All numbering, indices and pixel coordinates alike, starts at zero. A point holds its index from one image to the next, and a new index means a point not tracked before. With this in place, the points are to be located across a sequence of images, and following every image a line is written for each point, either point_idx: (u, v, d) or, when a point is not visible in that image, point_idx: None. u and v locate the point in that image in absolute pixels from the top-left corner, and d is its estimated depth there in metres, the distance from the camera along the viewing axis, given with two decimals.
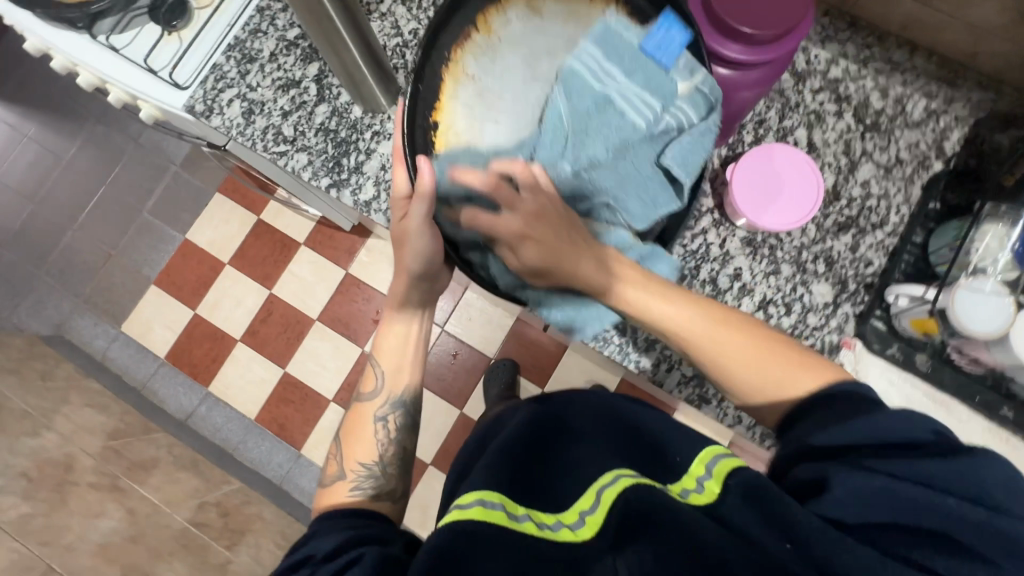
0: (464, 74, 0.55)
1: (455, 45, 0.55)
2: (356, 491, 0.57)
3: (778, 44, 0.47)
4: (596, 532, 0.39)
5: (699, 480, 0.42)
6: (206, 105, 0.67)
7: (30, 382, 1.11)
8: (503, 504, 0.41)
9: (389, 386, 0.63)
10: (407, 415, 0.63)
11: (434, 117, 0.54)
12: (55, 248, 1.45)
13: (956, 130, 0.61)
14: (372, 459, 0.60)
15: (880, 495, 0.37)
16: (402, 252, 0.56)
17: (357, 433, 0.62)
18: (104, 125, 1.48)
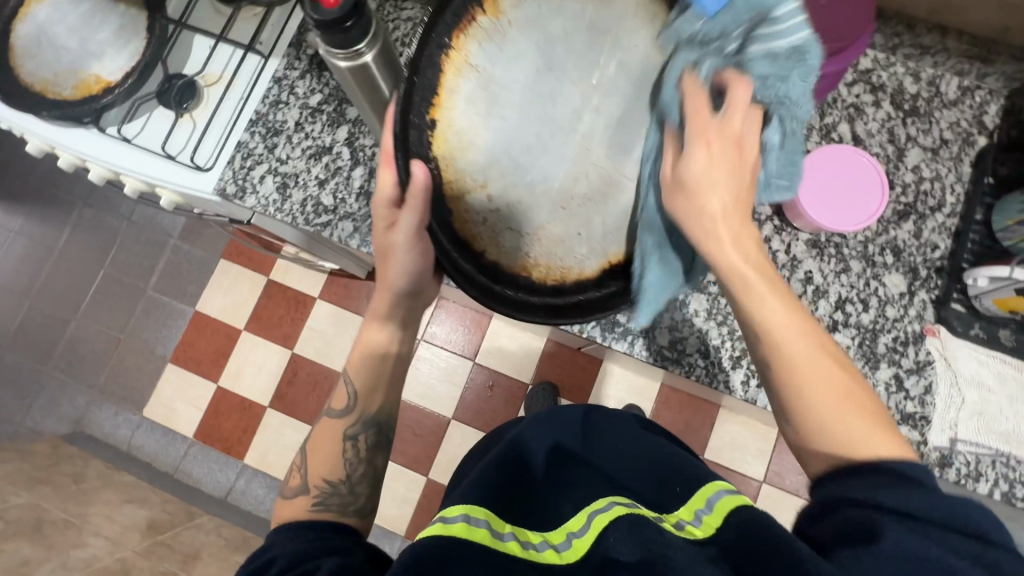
0: (468, 63, 0.49)
1: (458, 28, 0.48)
2: (320, 507, 0.54)
3: (840, 58, 0.46)
4: (581, 555, 0.44)
5: (698, 512, 0.45)
6: (237, 186, 0.68)
7: (64, 489, 1.05)
8: (486, 519, 0.46)
9: (361, 405, 0.60)
10: (380, 433, 0.61)
11: (431, 113, 0.48)
12: (61, 342, 1.39)
13: (993, 104, 0.62)
14: (338, 476, 0.56)
15: (932, 564, 0.32)
16: (385, 264, 0.56)
17: (322, 448, 0.58)
18: (92, 208, 1.43)
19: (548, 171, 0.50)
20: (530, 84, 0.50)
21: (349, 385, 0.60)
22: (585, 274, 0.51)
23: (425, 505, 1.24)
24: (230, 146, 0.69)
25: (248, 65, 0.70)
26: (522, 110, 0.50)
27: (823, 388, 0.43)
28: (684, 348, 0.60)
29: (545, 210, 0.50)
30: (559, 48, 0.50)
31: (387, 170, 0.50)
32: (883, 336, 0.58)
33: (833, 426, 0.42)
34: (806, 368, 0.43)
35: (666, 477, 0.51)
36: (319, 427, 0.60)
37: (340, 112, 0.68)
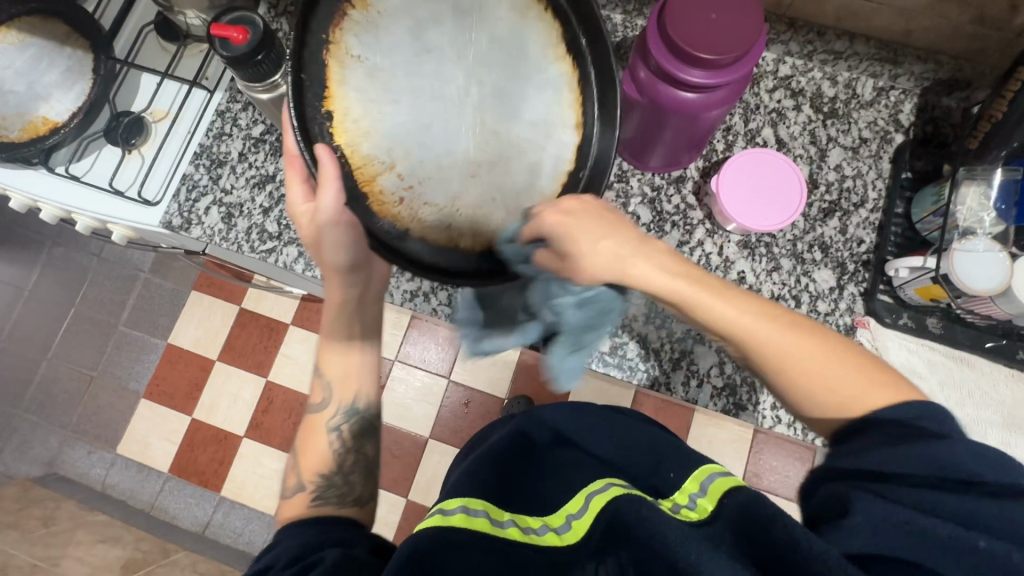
0: (350, 55, 0.50)
1: (332, 23, 0.49)
2: (318, 501, 0.53)
3: (739, 64, 0.48)
4: (580, 536, 0.44)
5: (692, 496, 0.45)
6: (183, 218, 0.68)
7: (33, 533, 1.04)
8: (484, 510, 0.47)
9: (338, 395, 0.58)
10: (363, 421, 0.58)
11: (326, 105, 0.49)
12: (32, 383, 1.38)
13: (907, 102, 0.64)
14: (330, 469, 0.55)
15: (900, 524, 0.32)
16: (321, 253, 0.54)
17: (310, 444, 0.57)
18: (62, 247, 1.43)
19: (454, 141, 0.51)
20: (415, 66, 0.51)
21: (322, 380, 0.58)
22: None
23: (406, 527, 1.23)
24: (175, 179, 0.70)
25: (194, 100, 0.71)
26: (407, 88, 0.51)
27: (801, 363, 0.41)
28: (625, 353, 0.61)
29: (455, 180, 0.51)
30: (434, 31, 0.51)
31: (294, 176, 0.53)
32: None
33: (816, 381, 0.41)
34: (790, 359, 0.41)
35: (663, 460, 0.53)
36: (305, 424, 0.58)
37: (283, 141, 0.70)
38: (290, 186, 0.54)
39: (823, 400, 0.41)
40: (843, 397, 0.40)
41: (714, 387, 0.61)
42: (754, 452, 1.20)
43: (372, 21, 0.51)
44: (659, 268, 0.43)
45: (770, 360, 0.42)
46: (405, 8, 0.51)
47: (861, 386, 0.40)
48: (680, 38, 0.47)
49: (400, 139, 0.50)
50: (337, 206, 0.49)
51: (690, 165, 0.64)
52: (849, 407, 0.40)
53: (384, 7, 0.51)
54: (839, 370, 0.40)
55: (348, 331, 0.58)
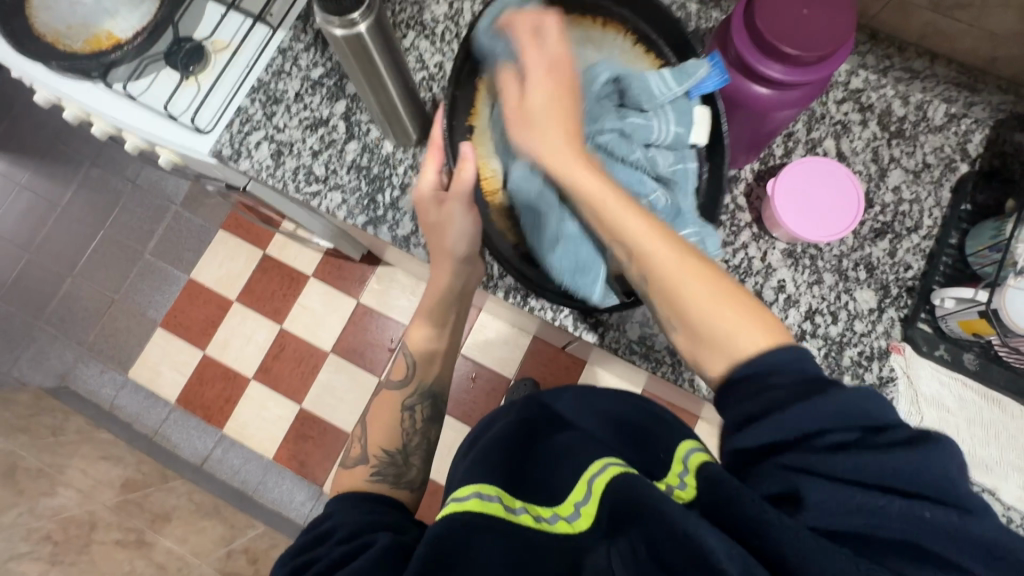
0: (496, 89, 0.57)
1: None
2: (376, 477, 0.54)
3: (821, 65, 0.47)
4: (591, 522, 0.43)
5: (681, 476, 0.45)
6: (233, 149, 0.69)
7: (42, 439, 1.05)
8: (498, 495, 0.46)
9: (419, 376, 0.62)
10: (435, 405, 0.62)
11: (468, 121, 0.57)
12: (55, 297, 1.41)
13: (977, 133, 0.63)
14: (395, 446, 0.57)
15: (848, 504, 0.34)
16: (441, 237, 0.58)
17: (380, 417, 0.60)
18: (100, 168, 1.45)
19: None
20: None
21: (407, 356, 0.62)
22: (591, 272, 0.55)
23: None
24: (229, 111, 0.70)
25: (256, 35, 0.71)
26: None
27: (696, 291, 0.44)
28: (653, 345, 0.61)
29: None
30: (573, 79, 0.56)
31: (428, 168, 0.57)
32: (848, 349, 0.59)
33: (708, 316, 0.43)
34: (682, 284, 0.44)
35: (655, 442, 0.53)
36: (378, 400, 0.62)
37: (340, 87, 0.70)
38: (423, 175, 0.57)
39: (718, 336, 0.43)
40: (735, 343, 0.42)
41: None
42: None
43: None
44: (595, 179, 0.46)
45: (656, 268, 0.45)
46: None
47: (740, 326, 0.42)
48: (766, 31, 0.46)
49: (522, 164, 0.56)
50: (469, 196, 0.55)
51: (745, 166, 0.63)
52: (732, 341, 0.42)
53: None
54: (727, 314, 0.43)
55: (450, 304, 0.61)
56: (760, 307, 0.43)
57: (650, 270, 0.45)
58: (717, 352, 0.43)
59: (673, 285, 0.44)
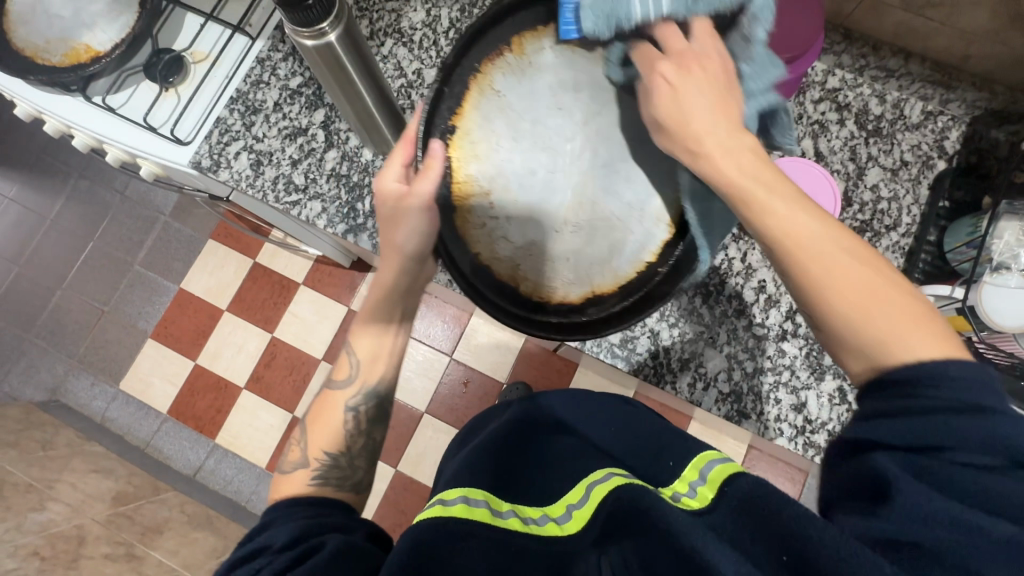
0: (491, 88, 0.52)
1: (487, 59, 0.52)
2: (316, 481, 0.54)
3: (792, 66, 0.48)
4: (580, 526, 0.45)
5: (693, 485, 0.44)
6: (212, 160, 0.69)
7: (31, 453, 1.05)
8: (485, 500, 0.46)
9: (362, 377, 0.58)
10: (380, 406, 0.59)
11: (453, 120, 0.51)
12: (44, 310, 1.40)
13: (955, 130, 0.63)
14: (338, 449, 0.56)
15: (929, 515, 0.31)
16: (393, 231, 0.51)
17: (323, 419, 0.58)
18: (88, 180, 1.45)
19: (553, 193, 0.53)
20: (539, 117, 0.53)
21: (350, 355, 0.59)
22: (568, 299, 0.53)
23: (391, 497, 1.24)
24: (209, 121, 0.70)
25: (235, 46, 0.71)
26: (529, 141, 0.53)
27: (842, 288, 0.38)
28: (634, 348, 0.61)
29: (535, 229, 0.53)
30: (574, 93, 0.53)
31: (393, 165, 0.50)
32: None
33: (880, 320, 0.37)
34: (832, 283, 0.38)
35: (663, 451, 0.53)
36: (321, 397, 0.60)
37: (319, 96, 0.70)
38: (385, 169, 0.50)
39: (863, 340, 0.38)
40: (882, 340, 0.37)
41: (719, 394, 0.60)
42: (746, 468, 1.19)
43: (517, 72, 0.52)
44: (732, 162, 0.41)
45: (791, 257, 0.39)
46: (559, 68, 0.52)
47: (895, 328, 0.37)
48: None
49: (508, 177, 0.52)
50: (432, 195, 0.49)
51: None
52: (880, 345, 0.37)
53: (539, 61, 0.52)
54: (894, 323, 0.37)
55: (387, 312, 0.58)
56: (926, 310, 0.37)
57: (792, 264, 0.40)
58: (849, 350, 0.39)
59: (815, 284, 0.39)
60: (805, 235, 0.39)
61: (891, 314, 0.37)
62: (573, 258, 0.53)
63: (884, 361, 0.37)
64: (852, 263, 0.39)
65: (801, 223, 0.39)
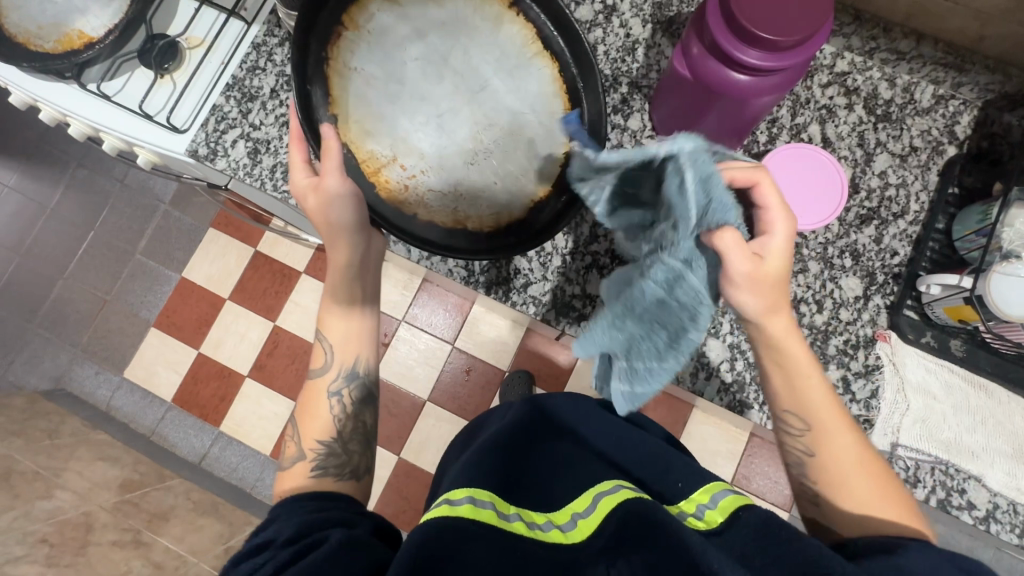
0: (347, 68, 0.59)
1: (330, 43, 0.59)
2: (316, 471, 0.54)
3: (800, 49, 0.46)
4: (587, 535, 0.44)
5: (700, 507, 0.45)
6: (209, 148, 0.68)
7: (37, 442, 1.06)
8: (491, 502, 0.45)
9: (340, 357, 0.58)
10: (364, 387, 0.59)
11: (332, 111, 0.58)
12: (47, 300, 1.40)
13: (966, 114, 0.61)
14: (329, 436, 0.56)
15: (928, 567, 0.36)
16: (324, 218, 0.56)
17: (311, 409, 0.58)
18: (87, 169, 1.44)
19: (450, 136, 0.60)
20: (403, 78, 0.60)
21: (324, 343, 0.59)
22: (516, 216, 0.60)
23: (395, 483, 1.25)
24: (206, 109, 0.69)
25: (231, 31, 0.70)
26: (409, 96, 0.60)
27: (845, 459, 0.47)
28: None
29: (452, 168, 0.60)
30: (425, 49, 0.60)
31: (298, 150, 0.57)
32: (834, 338, 0.58)
33: (849, 477, 0.46)
34: (835, 450, 0.47)
35: (670, 470, 0.52)
36: (305, 388, 0.59)
37: None
38: (295, 154, 0.57)
39: (852, 500, 0.46)
40: (870, 505, 0.45)
41: (722, 383, 0.60)
42: (748, 456, 1.20)
43: (369, 58, 0.60)
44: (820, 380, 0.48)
45: (818, 437, 0.48)
46: (395, 30, 0.60)
47: (879, 501, 0.45)
48: (742, 17, 0.45)
49: (405, 133, 0.60)
50: (341, 169, 0.55)
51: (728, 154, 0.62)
52: (864, 500, 0.45)
53: (373, 26, 0.60)
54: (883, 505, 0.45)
55: (351, 281, 0.58)
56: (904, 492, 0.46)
57: (820, 435, 0.48)
58: (846, 508, 0.46)
59: (833, 448, 0.47)
60: (835, 421, 0.48)
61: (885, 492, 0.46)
62: (499, 176, 0.60)
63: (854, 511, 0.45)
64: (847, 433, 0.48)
65: (829, 400, 0.48)
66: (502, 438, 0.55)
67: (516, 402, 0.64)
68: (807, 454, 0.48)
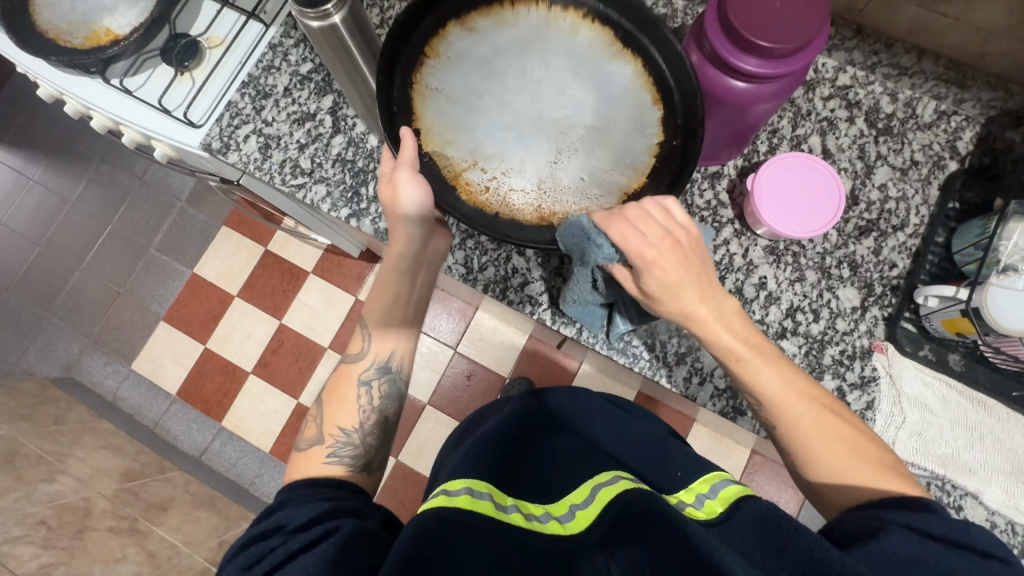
0: (429, 87, 0.58)
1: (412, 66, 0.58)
2: (333, 458, 0.53)
3: (797, 57, 0.47)
4: (585, 526, 0.43)
5: (700, 496, 0.44)
6: (222, 142, 0.71)
7: (43, 428, 1.07)
8: (489, 493, 0.45)
9: (377, 349, 0.59)
10: (394, 381, 0.59)
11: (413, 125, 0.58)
12: (63, 290, 1.44)
13: (968, 130, 0.62)
14: (352, 425, 0.56)
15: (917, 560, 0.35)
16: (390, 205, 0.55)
17: (341, 394, 0.58)
18: (109, 165, 1.48)
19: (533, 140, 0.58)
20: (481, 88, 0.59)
21: (364, 333, 0.59)
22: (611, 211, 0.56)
23: (391, 485, 1.25)
24: (221, 105, 0.71)
25: (249, 31, 0.72)
26: (489, 103, 0.59)
27: (814, 439, 0.46)
28: (631, 339, 0.60)
29: (536, 169, 0.58)
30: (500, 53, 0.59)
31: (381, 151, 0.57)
32: (830, 348, 0.58)
33: (823, 455, 0.45)
34: (798, 435, 0.47)
35: (671, 458, 0.52)
36: (336, 372, 0.60)
37: (328, 82, 0.71)
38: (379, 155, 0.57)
39: (827, 483, 0.45)
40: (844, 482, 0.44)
41: (715, 388, 0.60)
42: (748, 474, 1.18)
43: (444, 67, 0.58)
44: (764, 361, 0.48)
45: (781, 425, 0.48)
46: (473, 45, 0.59)
47: (855, 473, 0.44)
48: (738, 25, 0.46)
49: (486, 140, 0.58)
50: (414, 166, 0.54)
51: (728, 162, 0.62)
52: (837, 477, 0.45)
53: (450, 50, 0.59)
54: (846, 465, 0.45)
55: (408, 270, 0.58)
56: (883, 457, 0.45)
57: (780, 424, 0.48)
58: (829, 493, 0.45)
59: (792, 433, 0.47)
60: (785, 402, 0.47)
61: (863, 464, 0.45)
62: (587, 172, 0.58)
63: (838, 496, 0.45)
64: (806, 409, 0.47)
65: (777, 377, 0.48)
66: (500, 433, 0.56)
67: (516, 398, 0.66)
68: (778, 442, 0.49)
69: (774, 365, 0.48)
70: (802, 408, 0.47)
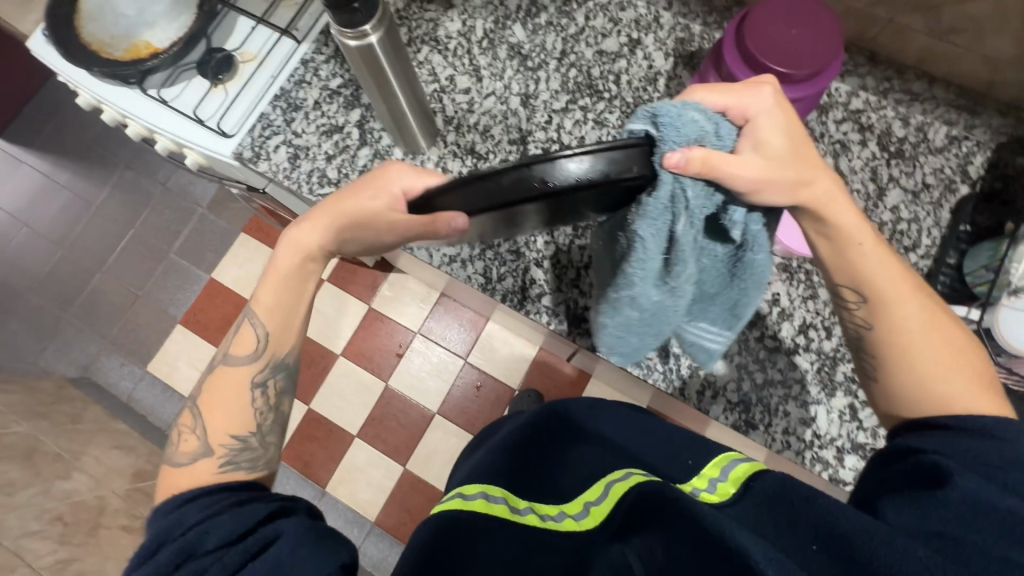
0: None
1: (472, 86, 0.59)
2: (230, 467, 0.51)
3: (810, 82, 0.49)
4: (600, 521, 0.44)
5: (711, 481, 0.43)
6: (253, 151, 0.73)
7: (60, 426, 1.09)
8: (503, 497, 0.48)
9: (272, 348, 0.55)
10: (290, 377, 0.57)
11: None
12: (83, 291, 1.47)
13: (979, 155, 0.62)
14: (248, 429, 0.53)
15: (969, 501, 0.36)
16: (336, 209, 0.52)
17: (224, 398, 0.54)
18: (134, 171, 1.53)
19: None
20: None
21: (256, 327, 0.55)
22: None
23: (398, 494, 1.26)
24: (253, 116, 0.74)
25: (282, 47, 0.76)
26: None
27: (914, 345, 0.47)
28: (645, 351, 0.61)
29: None
30: None
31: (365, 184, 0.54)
32: (843, 364, 0.59)
33: (920, 366, 0.47)
34: (905, 338, 0.48)
35: (683, 448, 0.49)
36: (217, 373, 0.55)
37: (356, 96, 0.74)
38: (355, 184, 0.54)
39: (915, 394, 0.47)
40: (938, 392, 0.46)
41: (728, 402, 0.60)
42: None
43: None
44: (882, 258, 0.48)
45: (884, 327, 0.48)
46: None
47: (950, 386, 0.46)
48: (754, 52, 0.48)
49: None
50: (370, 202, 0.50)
51: None
52: (928, 386, 0.46)
53: None
54: (952, 377, 0.46)
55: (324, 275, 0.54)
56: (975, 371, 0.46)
57: (881, 327, 0.48)
58: (908, 405, 0.47)
59: (900, 335, 0.48)
60: (901, 303, 0.48)
61: (958, 374, 0.46)
62: None
63: (921, 409, 0.46)
64: (916, 313, 0.48)
65: (892, 278, 0.48)
66: (517, 440, 0.57)
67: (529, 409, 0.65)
68: (875, 345, 0.49)
69: (889, 262, 0.48)
70: (910, 310, 0.48)
